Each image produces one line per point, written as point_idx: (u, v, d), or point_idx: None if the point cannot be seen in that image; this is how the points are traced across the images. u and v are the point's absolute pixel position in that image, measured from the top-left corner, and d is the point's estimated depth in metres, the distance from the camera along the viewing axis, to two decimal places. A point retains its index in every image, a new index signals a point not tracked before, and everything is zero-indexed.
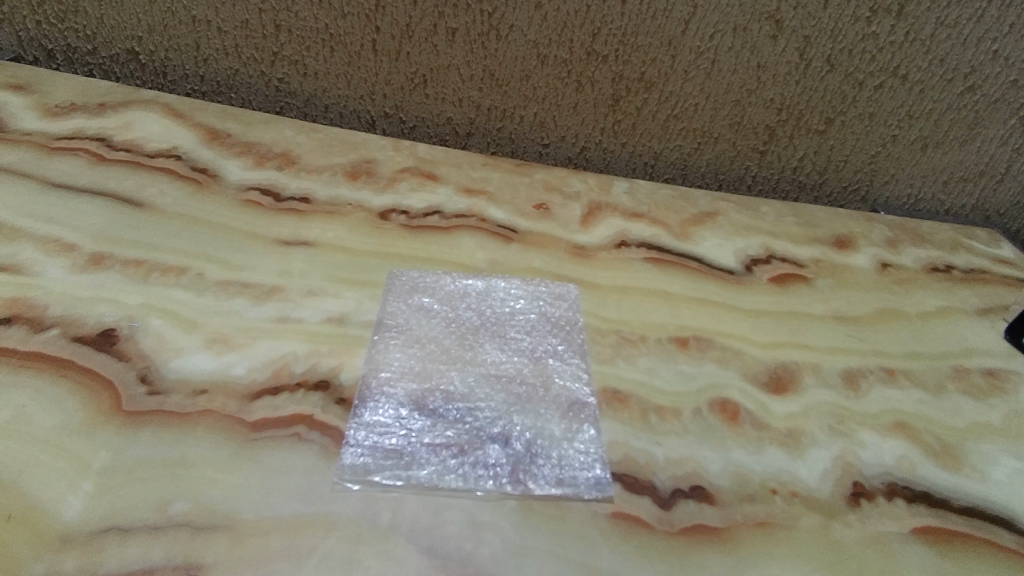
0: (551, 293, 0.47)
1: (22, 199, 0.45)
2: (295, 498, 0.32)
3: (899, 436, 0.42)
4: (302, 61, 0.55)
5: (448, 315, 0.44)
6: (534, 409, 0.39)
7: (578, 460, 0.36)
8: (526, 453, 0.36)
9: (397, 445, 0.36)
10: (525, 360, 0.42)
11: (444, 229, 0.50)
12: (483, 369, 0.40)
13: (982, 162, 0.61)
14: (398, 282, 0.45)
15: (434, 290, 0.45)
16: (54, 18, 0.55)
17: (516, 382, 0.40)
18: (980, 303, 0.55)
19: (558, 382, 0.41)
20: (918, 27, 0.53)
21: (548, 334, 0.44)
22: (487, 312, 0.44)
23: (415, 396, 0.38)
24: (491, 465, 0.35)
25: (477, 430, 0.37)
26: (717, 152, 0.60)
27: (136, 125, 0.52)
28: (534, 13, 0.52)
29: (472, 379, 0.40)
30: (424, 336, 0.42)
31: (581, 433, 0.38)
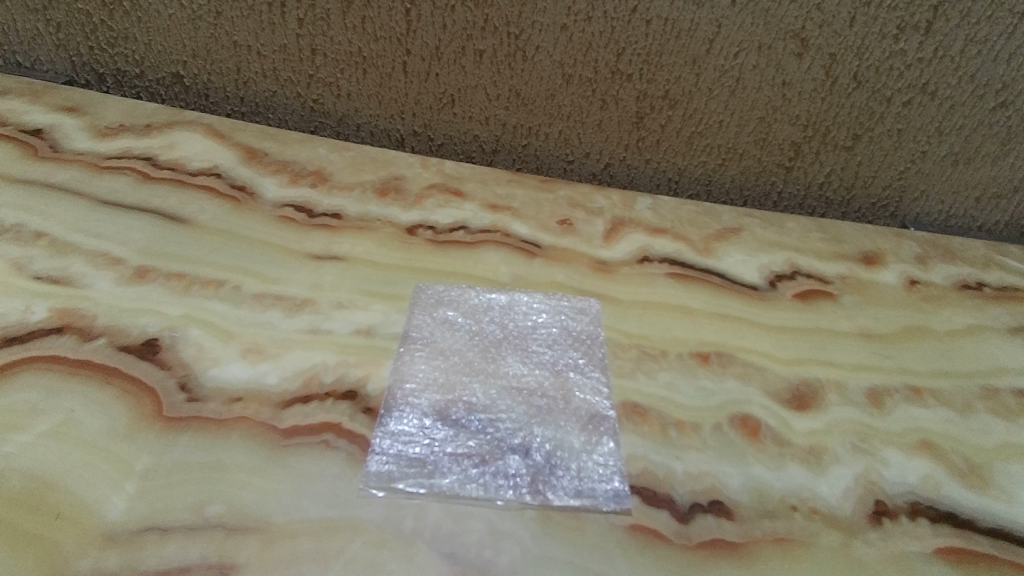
0: (573, 307, 0.48)
1: (74, 215, 0.48)
2: (323, 503, 0.34)
3: (924, 455, 0.42)
4: (336, 82, 0.58)
5: (472, 328, 0.45)
6: (554, 422, 0.40)
7: (597, 472, 0.37)
8: (546, 464, 0.37)
9: (421, 453, 0.37)
10: (546, 373, 0.43)
11: (471, 244, 0.51)
12: (505, 381, 0.41)
13: (1016, 178, 0.60)
14: (424, 295, 0.46)
15: (460, 303, 0.46)
16: (105, 44, 0.58)
17: (537, 395, 0.41)
18: (1012, 321, 0.54)
19: (579, 394, 0.41)
20: (947, 44, 0.52)
21: (569, 348, 0.45)
22: (510, 324, 0.46)
23: (439, 407, 0.39)
24: (512, 475, 0.36)
25: (499, 441, 0.38)
26: (742, 168, 0.60)
27: (180, 144, 0.55)
28: (561, 35, 0.53)
29: (494, 391, 0.41)
30: (449, 348, 0.43)
31: (601, 445, 0.39)
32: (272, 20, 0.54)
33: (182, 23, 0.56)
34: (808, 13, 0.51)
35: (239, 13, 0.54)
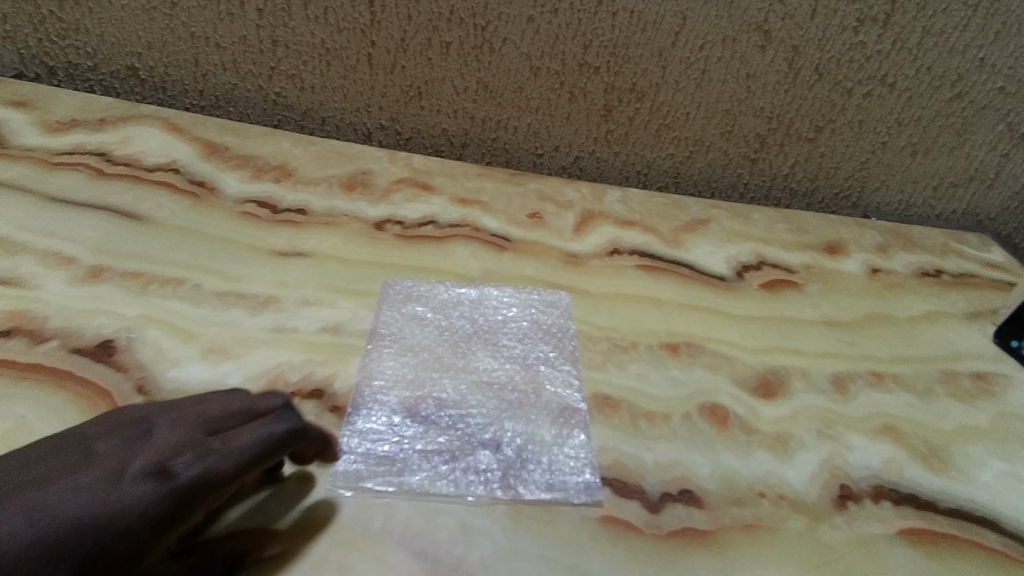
0: (542, 300, 0.47)
1: (24, 213, 0.46)
2: (289, 504, 0.33)
3: (887, 439, 0.43)
4: (298, 75, 0.56)
5: (441, 323, 0.44)
6: (525, 416, 0.39)
7: (568, 464, 0.37)
8: (517, 458, 0.37)
9: (389, 451, 0.36)
10: (516, 367, 0.42)
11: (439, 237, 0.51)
12: (476, 376, 0.41)
13: (972, 167, 0.61)
14: (393, 291, 0.46)
15: (429, 298, 0.46)
16: (55, 36, 0.56)
17: (508, 389, 0.41)
18: (969, 307, 0.55)
19: (550, 388, 0.41)
20: (905, 36, 0.53)
21: (540, 341, 0.44)
22: (481, 318, 0.45)
23: (410, 404, 0.39)
24: (482, 471, 0.36)
25: (469, 436, 0.38)
26: (709, 160, 0.61)
27: (135, 140, 0.53)
28: (527, 27, 0.53)
29: (464, 387, 0.40)
30: (418, 344, 0.43)
31: (571, 439, 0.38)
32: (231, 11, 0.53)
33: (136, 14, 0.54)
34: (770, 6, 0.52)
35: (195, 4, 0.53)
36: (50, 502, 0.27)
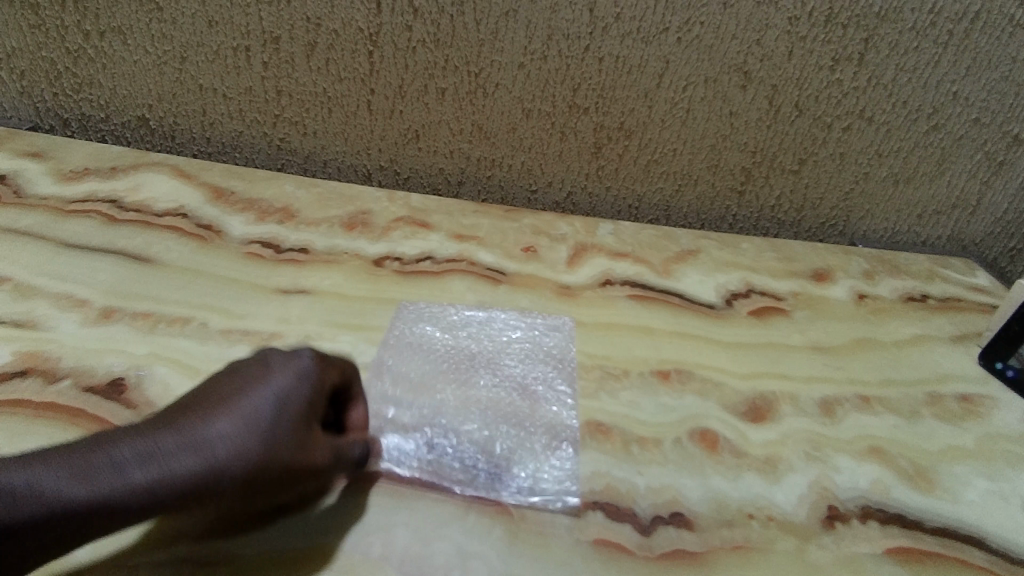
0: (546, 322, 0.50)
1: (39, 259, 0.48)
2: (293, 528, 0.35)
3: (874, 460, 0.44)
4: (301, 122, 0.59)
5: (449, 342, 0.47)
6: (523, 425, 0.42)
7: (544, 468, 0.39)
8: (495, 462, 0.40)
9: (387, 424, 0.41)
10: (514, 388, 0.44)
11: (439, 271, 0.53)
12: (477, 386, 0.44)
13: (953, 196, 0.62)
14: (406, 312, 0.49)
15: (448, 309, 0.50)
16: (70, 90, 0.59)
17: (505, 402, 0.43)
18: (955, 330, 0.57)
19: (545, 402, 0.44)
20: (880, 73, 0.55)
21: (540, 362, 0.46)
22: (491, 334, 0.48)
23: (410, 404, 0.42)
24: (457, 459, 0.39)
25: (454, 427, 0.41)
26: (697, 194, 0.62)
27: (145, 186, 0.56)
28: (518, 73, 0.56)
29: (464, 399, 0.43)
30: (419, 356, 0.45)
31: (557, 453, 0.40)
32: (238, 65, 0.56)
33: (148, 69, 0.57)
34: (748, 49, 0.54)
35: (204, 58, 0.56)
36: (241, 396, 0.34)
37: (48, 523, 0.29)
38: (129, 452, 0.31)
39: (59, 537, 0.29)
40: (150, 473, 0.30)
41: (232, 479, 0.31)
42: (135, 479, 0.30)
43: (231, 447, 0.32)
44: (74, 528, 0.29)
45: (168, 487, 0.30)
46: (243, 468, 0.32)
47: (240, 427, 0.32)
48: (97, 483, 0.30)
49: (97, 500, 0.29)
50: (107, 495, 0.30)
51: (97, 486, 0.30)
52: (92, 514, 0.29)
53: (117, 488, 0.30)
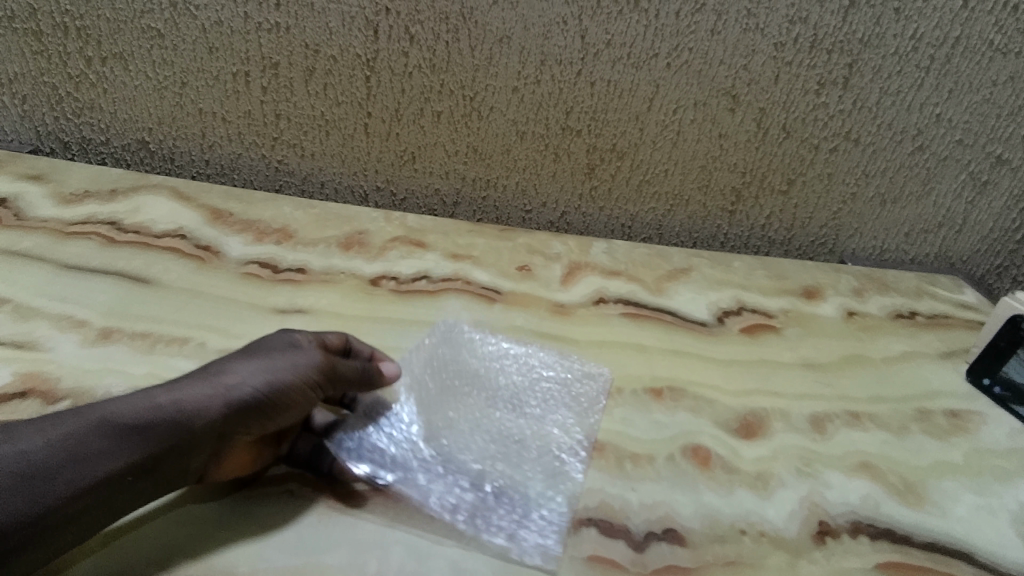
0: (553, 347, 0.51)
1: (39, 281, 0.49)
2: (290, 536, 0.36)
3: (864, 476, 0.44)
4: (299, 144, 0.60)
5: (475, 350, 0.49)
6: (517, 463, 0.42)
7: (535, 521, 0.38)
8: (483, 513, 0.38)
9: (396, 455, 0.41)
10: (527, 421, 0.45)
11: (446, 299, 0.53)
12: (479, 432, 0.43)
13: (940, 214, 0.63)
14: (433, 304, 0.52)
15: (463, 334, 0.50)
16: (71, 114, 0.60)
17: (514, 439, 0.43)
18: (943, 346, 0.57)
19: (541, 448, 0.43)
20: (864, 96, 0.56)
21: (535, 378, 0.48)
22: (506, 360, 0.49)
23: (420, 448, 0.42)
24: (456, 499, 0.39)
25: (460, 466, 0.41)
26: (689, 213, 0.63)
27: (145, 208, 0.56)
28: (512, 97, 0.57)
29: (474, 435, 0.43)
30: (439, 379, 0.47)
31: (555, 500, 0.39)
32: (237, 89, 0.57)
33: (148, 93, 0.58)
34: (736, 74, 0.55)
35: (203, 83, 0.57)
36: (255, 352, 0.39)
37: (95, 445, 0.32)
38: (157, 389, 0.35)
39: (105, 465, 0.32)
40: (173, 397, 0.35)
41: (240, 384, 0.36)
42: (162, 404, 0.34)
43: (236, 370, 0.37)
44: (118, 450, 0.32)
45: (189, 402, 0.35)
46: (250, 380, 0.36)
47: (243, 360, 0.38)
48: (132, 409, 0.34)
49: (134, 420, 0.34)
50: (139, 416, 0.34)
51: (132, 410, 0.34)
52: (131, 434, 0.33)
53: (149, 411, 0.34)
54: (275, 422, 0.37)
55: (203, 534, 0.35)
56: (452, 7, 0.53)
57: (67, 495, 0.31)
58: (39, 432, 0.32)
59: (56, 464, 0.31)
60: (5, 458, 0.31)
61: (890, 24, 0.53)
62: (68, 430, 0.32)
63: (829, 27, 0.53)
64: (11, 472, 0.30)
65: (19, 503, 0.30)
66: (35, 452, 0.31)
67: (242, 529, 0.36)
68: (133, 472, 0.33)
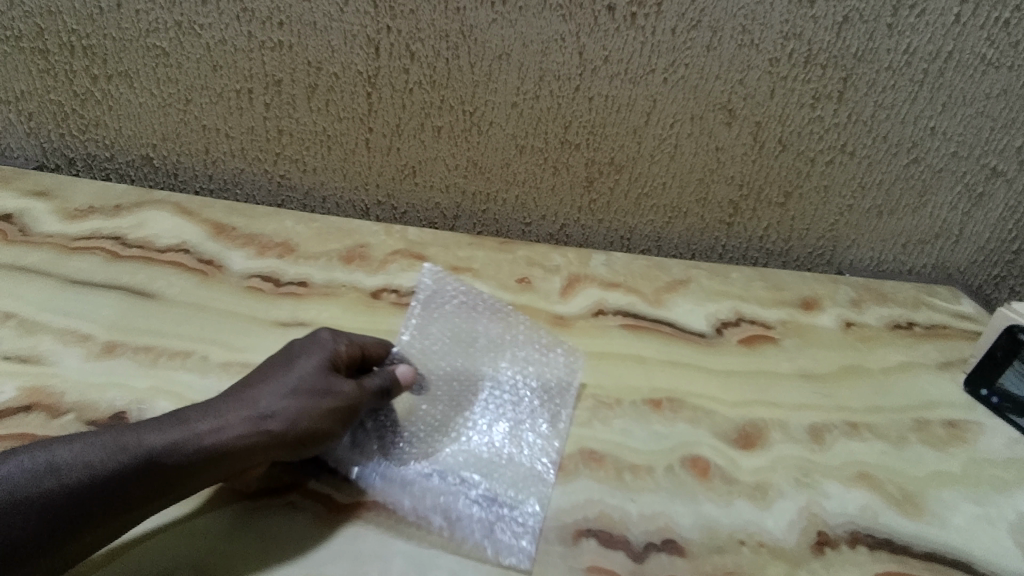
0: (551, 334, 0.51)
1: (44, 296, 0.49)
2: (291, 549, 0.36)
3: (863, 486, 0.44)
4: (301, 159, 0.61)
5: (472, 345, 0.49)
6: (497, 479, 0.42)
7: (509, 524, 0.39)
8: (458, 519, 0.39)
9: (401, 475, 0.41)
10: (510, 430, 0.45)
11: (437, 278, 0.53)
12: (456, 445, 0.43)
13: (936, 226, 0.64)
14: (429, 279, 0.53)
15: (450, 322, 0.50)
16: (76, 131, 0.60)
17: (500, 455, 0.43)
18: (940, 357, 0.58)
19: (518, 453, 0.43)
20: (859, 110, 0.57)
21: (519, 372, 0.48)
22: (491, 352, 0.49)
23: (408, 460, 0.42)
24: (460, 520, 0.39)
25: (463, 487, 0.41)
26: (687, 225, 0.64)
27: (149, 223, 0.57)
28: (511, 111, 0.58)
29: (469, 452, 0.43)
30: (442, 383, 0.46)
31: (531, 506, 0.40)
32: (241, 106, 0.58)
33: (153, 110, 0.59)
34: (732, 88, 0.56)
35: (207, 100, 0.58)
36: (292, 381, 0.39)
37: (135, 483, 0.33)
38: (194, 419, 0.36)
39: (140, 500, 0.33)
40: (212, 434, 0.36)
41: (276, 424, 0.37)
42: (201, 441, 0.35)
43: (275, 408, 0.37)
44: (153, 485, 0.34)
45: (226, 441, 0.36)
46: (288, 422, 0.37)
47: (282, 392, 0.38)
48: (171, 444, 0.35)
49: (172, 456, 0.34)
50: (177, 451, 0.34)
51: (171, 445, 0.35)
52: (167, 471, 0.34)
53: (188, 449, 0.35)
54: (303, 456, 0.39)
55: (208, 548, 0.36)
56: (452, 25, 0.54)
57: (104, 524, 0.33)
58: (76, 459, 0.33)
59: (94, 497, 0.32)
60: (46, 488, 0.32)
61: (884, 39, 0.54)
62: (108, 461, 0.33)
63: (824, 43, 0.54)
64: (51, 504, 0.31)
65: (57, 535, 0.31)
66: (75, 483, 0.32)
67: (245, 543, 0.36)
68: (163, 501, 0.34)
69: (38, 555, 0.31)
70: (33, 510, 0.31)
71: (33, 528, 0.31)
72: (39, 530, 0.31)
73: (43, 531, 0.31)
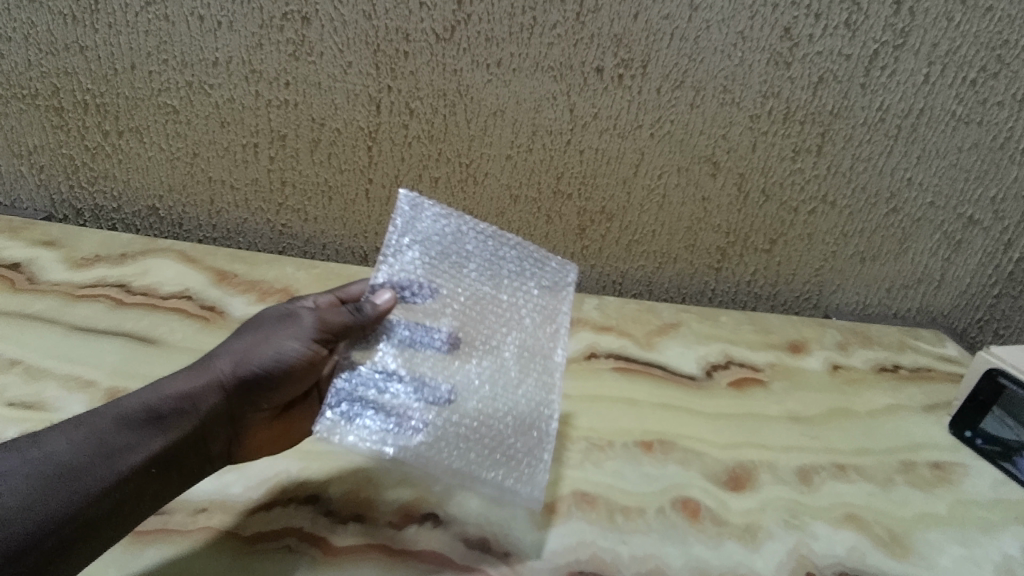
0: (552, 280, 0.51)
1: (49, 343, 0.50)
2: None
3: (851, 527, 0.45)
4: (303, 209, 0.63)
5: (460, 272, 0.48)
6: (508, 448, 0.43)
7: (523, 471, 0.43)
8: (475, 463, 0.42)
9: (397, 423, 0.42)
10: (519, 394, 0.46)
11: (417, 204, 0.48)
12: (447, 387, 0.45)
13: (918, 271, 0.66)
14: (409, 204, 0.48)
15: (431, 249, 0.48)
16: (85, 182, 0.62)
17: (507, 416, 0.45)
18: (926, 399, 0.59)
19: (518, 390, 0.46)
20: (838, 162, 0.60)
21: (523, 313, 0.49)
22: (487, 279, 0.49)
23: (402, 409, 0.43)
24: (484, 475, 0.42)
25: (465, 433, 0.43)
26: (677, 270, 0.65)
27: (153, 271, 0.59)
28: (506, 163, 0.60)
29: (464, 395, 0.45)
30: (434, 316, 0.46)
31: (540, 455, 0.44)
32: (246, 159, 0.60)
33: (160, 163, 0.61)
34: (716, 143, 0.59)
35: (214, 154, 0.60)
36: (245, 334, 0.43)
37: (119, 441, 0.36)
38: (163, 382, 0.39)
39: (130, 462, 0.35)
40: (180, 388, 0.39)
41: (240, 364, 0.41)
42: (171, 395, 0.39)
43: (231, 356, 0.41)
44: (139, 443, 0.36)
45: (197, 391, 0.39)
46: (245, 363, 0.41)
47: (236, 344, 0.42)
48: (144, 402, 0.38)
49: (146, 412, 0.37)
50: (156, 406, 0.38)
51: (145, 403, 0.38)
52: (152, 425, 0.37)
53: (160, 403, 0.38)
54: (276, 395, 0.42)
55: None
56: (449, 85, 0.56)
57: (97, 491, 0.34)
58: (61, 436, 0.35)
59: (83, 463, 0.34)
60: (33, 461, 0.34)
61: (858, 97, 0.57)
62: (90, 430, 0.36)
63: (801, 101, 0.57)
64: (41, 473, 0.33)
65: (55, 499, 0.33)
66: (61, 453, 0.34)
67: None
68: (155, 464, 0.36)
69: (34, 525, 0.32)
70: (25, 481, 0.33)
71: (25, 497, 0.32)
72: (33, 497, 0.32)
73: (37, 499, 0.32)
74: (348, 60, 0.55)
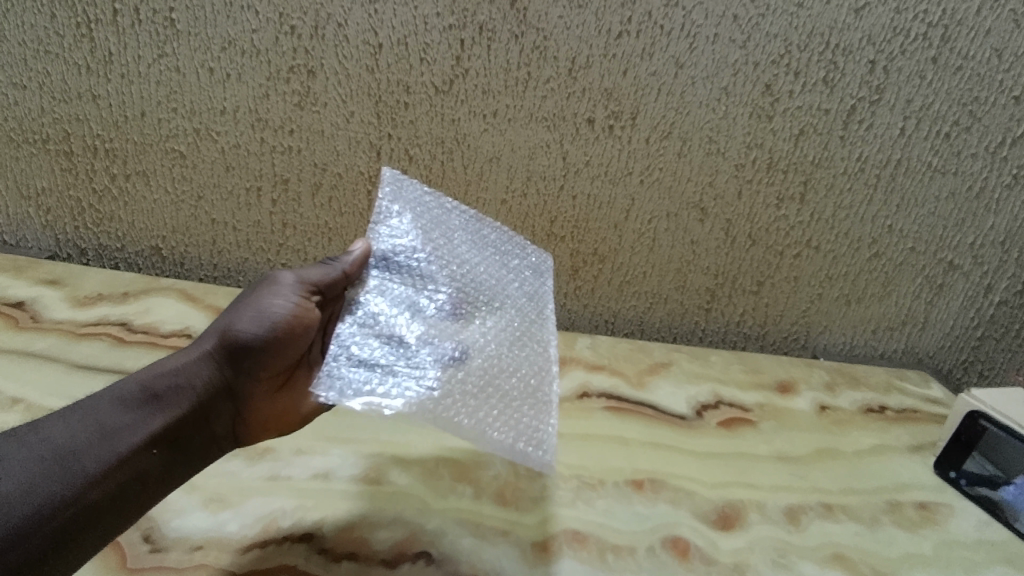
0: (533, 261, 0.54)
1: (50, 380, 0.51)
2: None
3: (837, 567, 0.46)
4: (303, 249, 0.64)
5: (450, 241, 0.50)
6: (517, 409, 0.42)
7: (535, 436, 0.41)
8: (483, 424, 0.40)
9: (399, 378, 0.40)
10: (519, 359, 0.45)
11: (400, 180, 0.50)
12: (451, 343, 0.44)
13: (903, 313, 0.67)
14: (394, 180, 0.50)
15: (421, 217, 0.49)
16: (91, 223, 0.64)
17: (510, 376, 0.44)
18: (912, 440, 0.60)
19: (519, 353, 0.46)
20: (820, 210, 0.62)
21: (508, 283, 0.51)
22: (476, 251, 0.51)
23: (404, 364, 0.41)
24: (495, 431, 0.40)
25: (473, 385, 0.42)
26: (668, 310, 0.67)
27: (154, 310, 0.60)
28: (501, 207, 0.62)
29: (467, 347, 0.44)
30: (432, 275, 0.47)
31: (548, 419, 0.42)
32: (249, 202, 0.62)
33: (165, 205, 0.62)
34: (703, 190, 0.61)
35: (218, 196, 0.62)
36: (231, 308, 0.45)
37: (117, 423, 0.38)
38: (158, 365, 0.42)
39: (126, 443, 0.37)
40: (173, 366, 0.41)
41: (224, 334, 0.43)
42: (165, 375, 0.41)
43: (219, 329, 0.43)
44: (136, 423, 0.38)
45: (189, 366, 0.41)
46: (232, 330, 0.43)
47: (223, 319, 0.44)
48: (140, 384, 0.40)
49: (142, 393, 0.39)
50: (152, 386, 0.40)
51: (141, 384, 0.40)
52: (148, 407, 0.39)
53: (155, 382, 0.40)
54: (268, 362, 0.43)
55: None
56: (447, 134, 0.58)
57: (94, 472, 0.35)
58: (60, 423, 0.37)
59: (82, 446, 0.36)
60: (34, 448, 0.35)
61: (838, 149, 0.59)
62: (89, 416, 0.38)
63: (783, 151, 0.59)
64: (41, 459, 0.35)
65: (51, 484, 0.34)
66: (61, 438, 0.36)
67: None
68: (153, 444, 0.38)
69: (33, 508, 0.33)
70: (23, 469, 0.34)
71: (21, 484, 0.34)
72: (32, 481, 0.34)
73: (36, 483, 0.34)
74: (350, 110, 0.58)
